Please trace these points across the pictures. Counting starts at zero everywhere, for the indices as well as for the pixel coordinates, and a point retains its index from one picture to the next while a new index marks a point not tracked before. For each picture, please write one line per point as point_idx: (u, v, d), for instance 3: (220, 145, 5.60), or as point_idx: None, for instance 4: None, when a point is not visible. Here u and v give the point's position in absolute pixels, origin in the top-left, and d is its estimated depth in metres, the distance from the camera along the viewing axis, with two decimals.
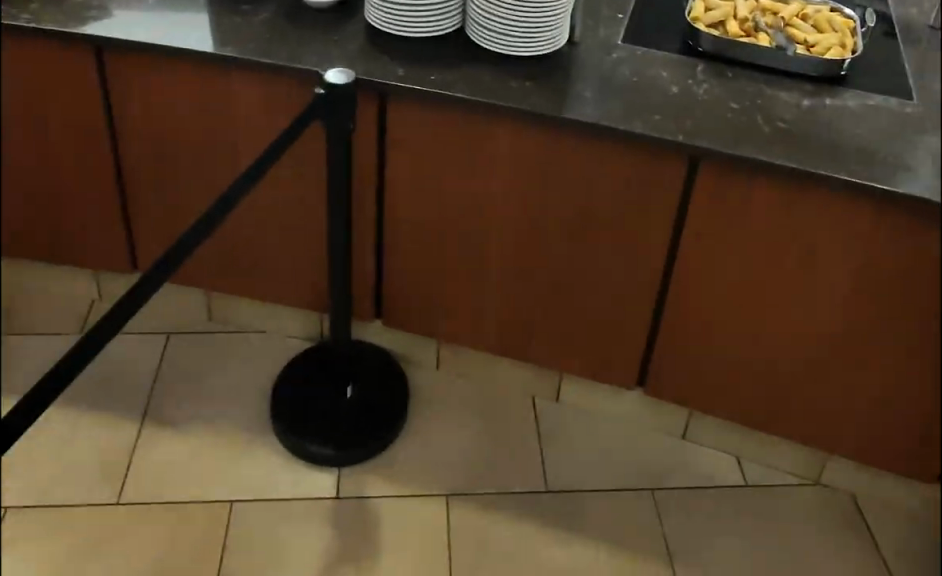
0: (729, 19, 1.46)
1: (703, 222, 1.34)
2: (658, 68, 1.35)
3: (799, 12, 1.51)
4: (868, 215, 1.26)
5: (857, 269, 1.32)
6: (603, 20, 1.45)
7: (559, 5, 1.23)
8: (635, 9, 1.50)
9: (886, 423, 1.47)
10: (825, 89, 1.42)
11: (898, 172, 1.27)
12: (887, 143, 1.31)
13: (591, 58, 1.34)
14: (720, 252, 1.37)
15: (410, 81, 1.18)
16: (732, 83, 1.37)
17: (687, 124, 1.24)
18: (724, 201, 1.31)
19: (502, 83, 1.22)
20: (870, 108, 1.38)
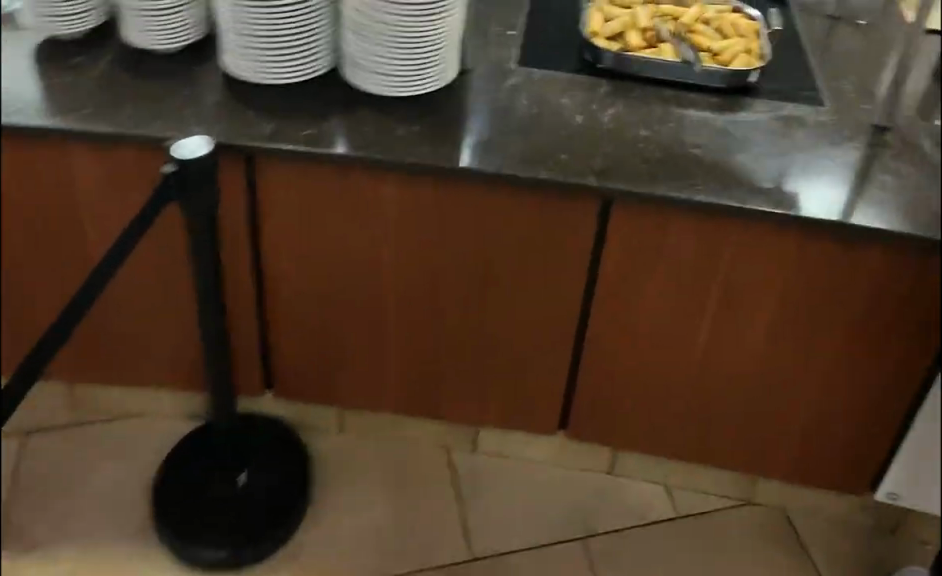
0: (628, 29, 1.33)
1: (616, 264, 1.24)
2: (558, 94, 1.22)
3: (701, 15, 1.39)
4: (793, 238, 1.20)
5: (785, 290, 1.26)
6: (494, 40, 1.31)
7: (444, 35, 1.09)
8: (526, 23, 1.37)
9: (817, 433, 1.44)
10: (733, 101, 1.32)
11: (819, 193, 1.20)
12: (804, 160, 1.25)
13: (485, 88, 1.20)
14: (635, 293, 1.27)
15: (278, 138, 1.03)
16: (639, 105, 1.26)
17: (596, 164, 1.13)
18: (638, 241, 1.21)
19: (385, 131, 1.08)
20: (781, 121, 1.31)
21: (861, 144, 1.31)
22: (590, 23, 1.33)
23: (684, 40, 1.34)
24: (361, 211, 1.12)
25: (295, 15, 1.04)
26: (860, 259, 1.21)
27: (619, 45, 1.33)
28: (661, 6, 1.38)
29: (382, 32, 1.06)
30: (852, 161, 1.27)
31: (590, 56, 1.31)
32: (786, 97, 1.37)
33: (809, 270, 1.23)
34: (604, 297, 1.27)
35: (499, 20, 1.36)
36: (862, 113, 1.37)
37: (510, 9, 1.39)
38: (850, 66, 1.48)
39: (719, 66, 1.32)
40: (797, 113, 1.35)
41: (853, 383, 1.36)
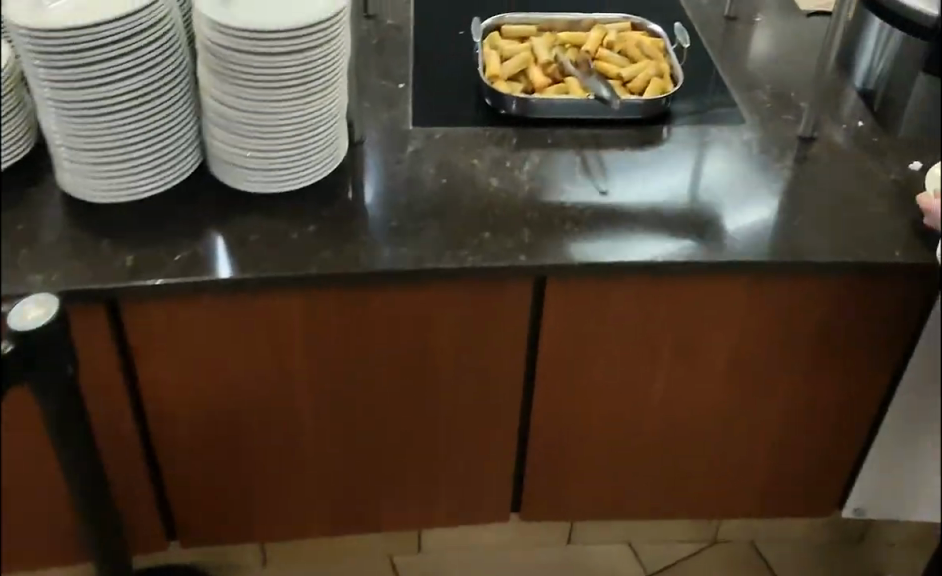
0: (529, 67, 1.18)
1: (556, 342, 1.10)
2: (467, 156, 1.07)
3: (603, 38, 1.25)
4: (744, 283, 1.09)
5: (736, 334, 1.15)
6: (382, 98, 1.14)
7: (331, 112, 0.91)
8: (415, 72, 1.21)
9: (782, 463, 1.36)
10: (652, 133, 1.19)
11: (766, 230, 1.09)
12: (741, 194, 1.13)
13: (382, 160, 1.03)
14: (581, 362, 1.14)
15: (144, 272, 0.84)
16: (556, 153, 1.12)
17: (526, 237, 0.98)
18: (579, 314, 1.07)
19: (274, 239, 0.90)
20: (707, 149, 1.19)
21: (792, 160, 1.21)
22: (487, 64, 1.17)
23: (591, 72, 1.20)
24: (259, 334, 0.94)
25: (142, 119, 0.84)
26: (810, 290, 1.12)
27: (521, 86, 1.18)
28: (561, 35, 1.24)
29: (255, 122, 0.88)
30: (787, 183, 1.17)
31: (493, 101, 1.15)
32: (706, 115, 1.26)
33: (760, 312, 1.13)
34: (547, 373, 1.13)
35: (384, 73, 1.20)
36: (785, 123, 1.27)
37: (394, 58, 1.23)
38: (762, 69, 1.38)
39: (633, 94, 1.19)
40: (722, 133, 1.23)
41: (811, 410, 1.28)
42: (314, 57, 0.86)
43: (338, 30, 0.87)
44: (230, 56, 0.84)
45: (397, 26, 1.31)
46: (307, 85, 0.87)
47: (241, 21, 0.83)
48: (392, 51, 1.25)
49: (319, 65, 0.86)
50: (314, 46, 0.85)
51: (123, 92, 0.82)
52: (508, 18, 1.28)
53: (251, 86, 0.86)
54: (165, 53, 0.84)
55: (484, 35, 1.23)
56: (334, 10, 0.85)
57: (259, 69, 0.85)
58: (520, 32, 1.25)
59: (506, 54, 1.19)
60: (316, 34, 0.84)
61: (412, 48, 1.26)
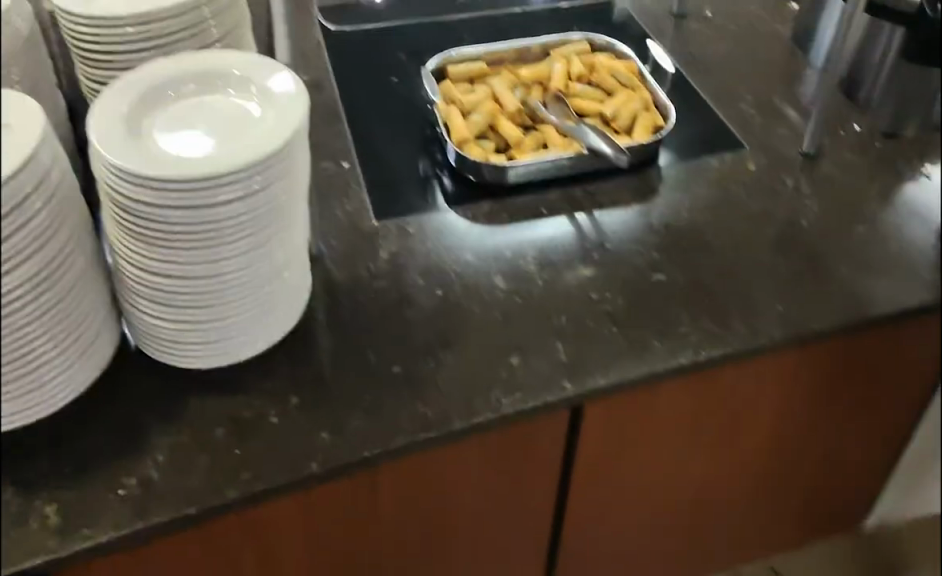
0: (498, 120, 0.97)
1: (600, 471, 0.86)
2: (455, 254, 0.85)
3: (569, 70, 1.04)
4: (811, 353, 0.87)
5: (796, 412, 0.94)
6: (327, 190, 0.91)
7: (294, 254, 0.68)
8: (356, 143, 0.97)
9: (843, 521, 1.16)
10: (653, 173, 0.98)
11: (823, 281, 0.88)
12: (777, 236, 0.93)
13: (353, 281, 0.81)
14: (628, 485, 0.91)
15: (82, 531, 0.60)
16: (556, 223, 0.90)
17: (563, 356, 0.76)
18: (626, 436, 0.84)
19: (248, 431, 0.67)
20: (718, 181, 0.99)
21: (808, 184, 1.00)
22: (450, 126, 0.95)
23: (568, 115, 0.99)
24: (245, 555, 0.69)
25: (43, 313, 0.60)
26: (887, 339, 0.91)
27: (493, 145, 0.96)
28: (522, 74, 1.03)
29: (195, 293, 0.64)
30: (825, 209, 0.97)
31: (465, 169, 0.93)
32: (701, 138, 1.04)
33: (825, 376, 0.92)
34: (590, 504, 0.90)
35: (318, 151, 0.96)
36: (782, 140, 1.06)
37: (324, 128, 0.99)
38: (736, 70, 1.18)
39: (623, 135, 0.98)
40: (728, 162, 1.01)
41: (868, 465, 1.08)
42: (269, 198, 0.62)
43: (294, 155, 0.64)
44: (152, 213, 0.59)
45: (316, 82, 1.07)
46: (261, 236, 0.63)
47: (160, 163, 0.59)
48: (321, 118, 1.01)
49: (276, 210, 0.63)
50: (268, 185, 0.62)
51: (2, 289, 0.57)
52: (454, 57, 1.06)
53: (184, 249, 0.61)
54: (61, 218, 0.60)
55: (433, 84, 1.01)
56: (289, 132, 0.62)
57: (195, 224, 0.60)
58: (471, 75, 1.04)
59: (467, 107, 0.97)
60: (269, 171, 0.61)
61: (344, 111, 1.02)
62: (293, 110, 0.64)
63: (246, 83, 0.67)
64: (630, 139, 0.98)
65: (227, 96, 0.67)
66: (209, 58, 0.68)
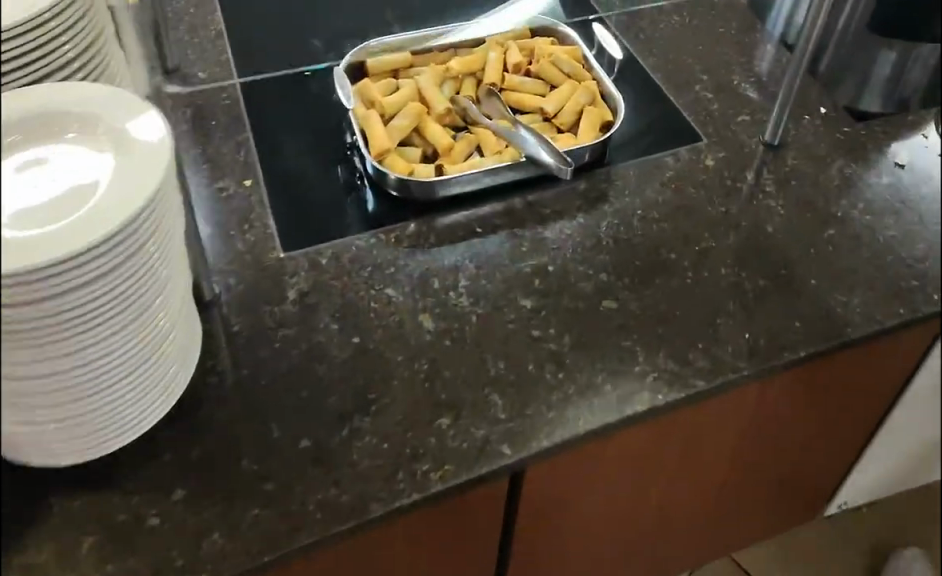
0: (424, 124, 0.85)
1: (559, 527, 0.76)
2: (375, 290, 0.74)
3: (504, 59, 0.91)
4: (795, 383, 0.76)
5: (782, 443, 0.83)
6: (231, 216, 0.80)
7: (168, 320, 0.58)
8: (262, 159, 0.86)
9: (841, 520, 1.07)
10: (605, 174, 0.87)
11: (799, 295, 0.76)
12: (749, 242, 0.81)
13: (254, 331, 0.70)
14: (596, 537, 0.81)
15: None
16: (492, 243, 0.79)
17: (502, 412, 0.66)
18: (586, 488, 0.73)
19: (123, 540, 0.57)
20: (678, 180, 0.86)
21: (771, 184, 0.86)
22: (368, 133, 0.83)
23: (504, 112, 0.87)
24: None
25: None
26: (880, 356, 0.79)
27: (420, 152, 0.84)
28: (451, 65, 0.90)
29: (67, 390, 0.53)
30: (787, 214, 0.84)
31: (388, 183, 0.81)
32: (654, 128, 0.92)
33: (824, 394, 0.79)
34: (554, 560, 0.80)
35: (218, 169, 0.84)
36: (740, 129, 0.93)
37: (225, 142, 0.87)
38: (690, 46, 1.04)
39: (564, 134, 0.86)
40: (683, 163, 0.88)
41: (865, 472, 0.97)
42: (128, 271, 0.52)
43: (157, 215, 0.54)
44: None
45: (216, 83, 0.94)
46: (131, 313, 0.54)
47: None
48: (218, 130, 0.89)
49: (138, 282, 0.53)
50: (130, 256, 0.52)
51: None
52: (373, 48, 0.94)
53: (49, 342, 0.51)
54: None
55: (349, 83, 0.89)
56: (147, 192, 0.53)
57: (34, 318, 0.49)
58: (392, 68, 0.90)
59: (388, 109, 0.85)
60: (133, 237, 0.52)
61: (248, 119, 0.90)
62: (151, 160, 0.55)
63: (90, 124, 0.57)
64: (573, 137, 0.86)
65: (67, 142, 0.56)
66: (40, 95, 0.57)
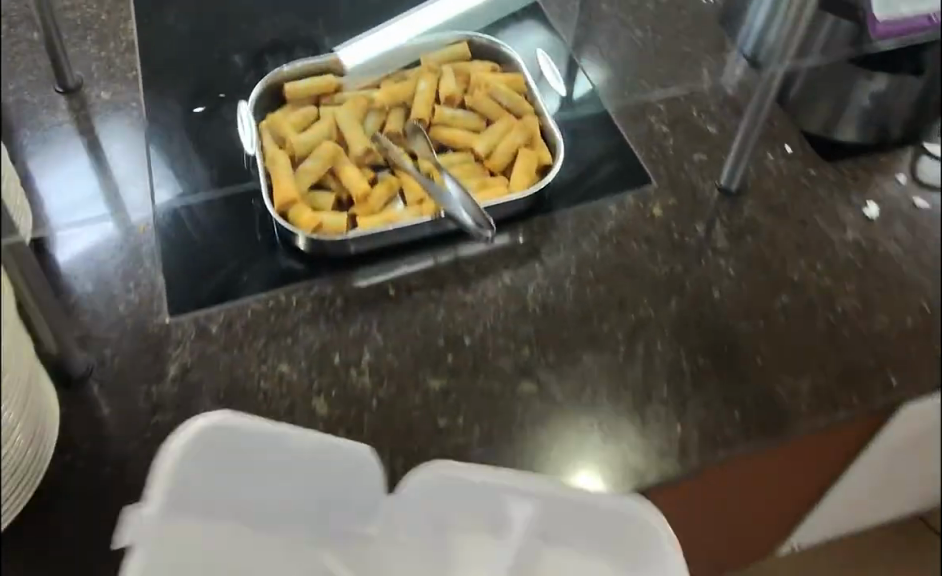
0: (339, 166, 0.76)
1: None
2: (268, 368, 0.67)
3: (436, 88, 0.82)
4: (740, 477, 0.68)
5: (736, 520, 0.76)
6: (122, 270, 0.74)
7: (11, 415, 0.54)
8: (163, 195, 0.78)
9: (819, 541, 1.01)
10: (543, 219, 0.77)
11: (746, 380, 0.67)
12: (700, 307, 0.70)
13: (127, 417, 0.65)
14: None
15: None
16: (403, 308, 0.71)
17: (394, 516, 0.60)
18: None
19: None
20: (626, 231, 0.75)
21: (723, 239, 0.75)
22: (273, 179, 0.74)
23: (430, 153, 0.78)
24: None
25: None
26: (843, 439, 0.70)
27: (333, 199, 0.76)
28: (374, 95, 0.81)
29: None
30: (737, 273, 0.73)
31: (294, 237, 0.73)
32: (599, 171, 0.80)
33: (780, 479, 0.72)
34: None
35: (114, 205, 0.77)
36: (694, 170, 0.81)
37: (127, 168, 0.79)
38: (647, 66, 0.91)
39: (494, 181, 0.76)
40: (627, 217, 0.77)
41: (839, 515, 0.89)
42: None
43: None
44: None
45: (124, 105, 0.87)
46: None
47: None
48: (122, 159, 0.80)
49: None
50: None
51: None
52: (285, 73, 0.85)
53: None
54: None
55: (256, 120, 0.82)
56: None
57: None
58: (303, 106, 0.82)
59: (298, 150, 0.77)
60: None
61: (155, 143, 0.82)
62: None
63: None
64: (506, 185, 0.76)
65: None
66: None
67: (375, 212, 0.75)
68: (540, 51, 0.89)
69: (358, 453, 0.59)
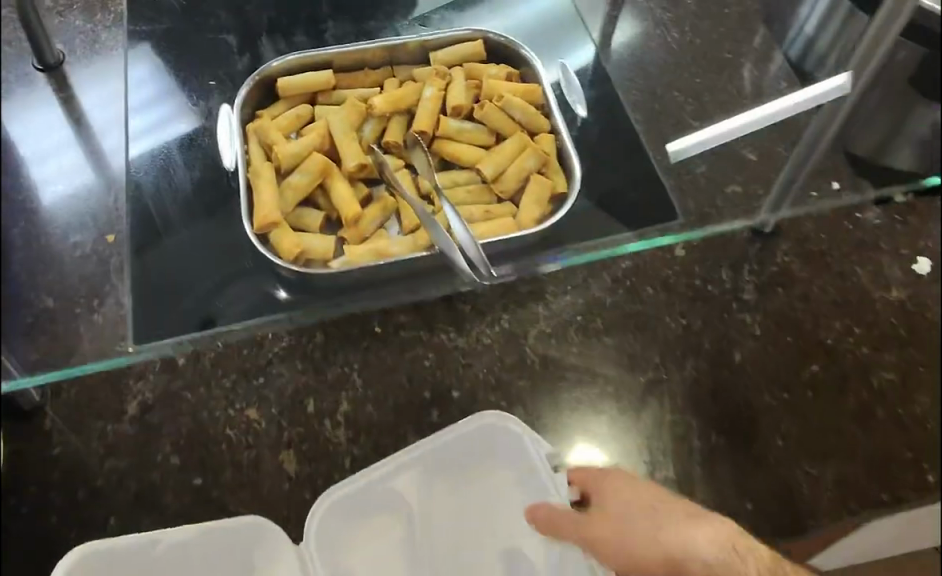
0: (330, 183, 0.70)
1: None
2: (234, 411, 0.61)
3: (443, 96, 0.74)
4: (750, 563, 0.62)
5: None
6: (94, 284, 0.71)
7: None
8: (140, 147, 0.73)
9: None
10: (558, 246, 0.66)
11: (763, 464, 0.60)
12: (717, 371, 0.63)
13: (78, 461, 0.60)
14: None
15: None
16: (387, 353, 0.64)
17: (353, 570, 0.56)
18: None
19: None
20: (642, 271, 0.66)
21: (752, 290, 0.66)
22: (257, 199, 0.67)
23: (431, 173, 0.70)
24: None
25: None
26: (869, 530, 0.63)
27: (321, 218, 0.69)
28: (374, 101, 0.73)
29: None
30: (763, 333, 0.65)
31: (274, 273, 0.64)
32: (617, 196, 0.67)
33: None
34: None
35: (97, 159, 0.77)
36: (727, 206, 0.69)
37: (104, 122, 0.79)
38: (678, 71, 0.79)
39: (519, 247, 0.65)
40: (644, 257, 0.67)
41: None
42: None
43: None
44: None
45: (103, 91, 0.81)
46: None
47: None
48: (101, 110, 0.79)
49: None
50: None
51: None
52: (278, 67, 0.78)
53: None
54: None
55: (241, 122, 0.75)
56: None
57: None
58: (295, 112, 0.75)
59: (285, 161, 0.70)
60: None
61: (136, 88, 0.77)
62: None
63: None
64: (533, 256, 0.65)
65: None
66: None
67: (365, 237, 0.68)
68: (562, 64, 0.78)
69: (248, 523, 0.55)
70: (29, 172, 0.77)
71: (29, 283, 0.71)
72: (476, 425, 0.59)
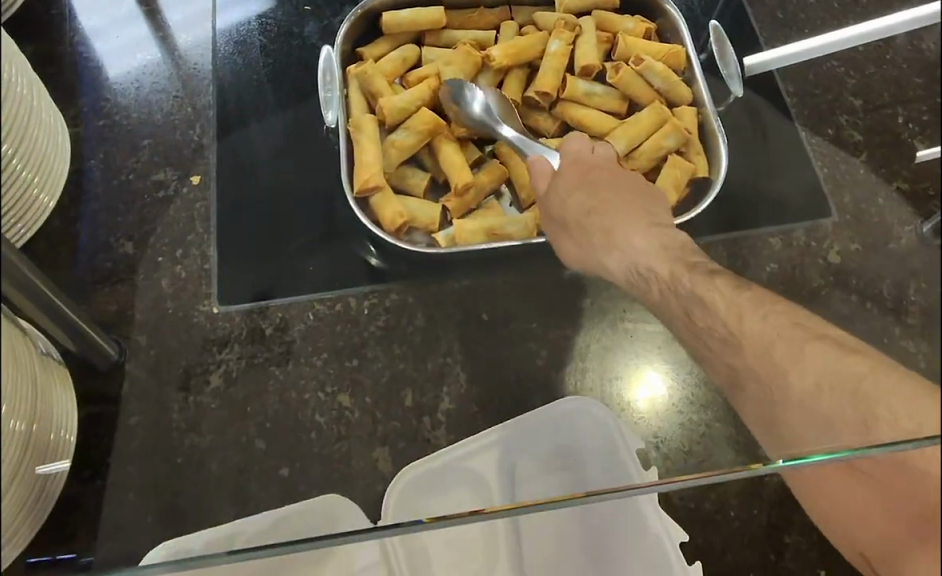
0: (437, 143, 0.63)
1: None
2: (327, 391, 0.58)
3: (571, 50, 0.67)
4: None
5: None
6: (177, 234, 0.64)
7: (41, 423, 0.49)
8: (219, 28, 0.72)
9: None
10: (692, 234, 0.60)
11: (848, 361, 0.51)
12: None
13: (156, 432, 0.56)
14: None
15: None
16: (493, 341, 0.59)
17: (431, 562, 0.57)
18: None
19: None
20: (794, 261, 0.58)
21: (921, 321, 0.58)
22: (360, 159, 0.62)
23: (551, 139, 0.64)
24: None
25: None
26: None
27: (426, 181, 0.63)
28: (492, 52, 0.65)
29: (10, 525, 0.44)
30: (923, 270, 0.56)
31: (368, 250, 0.62)
32: (749, 194, 0.62)
33: None
34: None
35: (180, 75, 0.70)
36: None
37: None
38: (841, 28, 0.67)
39: (703, 339, 0.49)
40: (791, 259, 0.58)
41: None
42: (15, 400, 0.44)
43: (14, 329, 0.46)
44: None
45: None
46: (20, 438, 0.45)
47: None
48: (179, 7, 0.73)
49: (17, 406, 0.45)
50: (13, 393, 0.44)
51: None
52: None
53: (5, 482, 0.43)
54: None
55: (341, 65, 0.68)
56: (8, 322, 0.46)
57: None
58: (401, 54, 0.68)
59: (390, 115, 0.63)
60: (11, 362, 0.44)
61: None
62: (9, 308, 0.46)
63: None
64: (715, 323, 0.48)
65: None
66: None
67: (470, 209, 0.62)
68: (715, 25, 0.70)
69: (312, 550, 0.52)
70: (104, 65, 0.70)
71: (105, 229, 0.63)
72: (552, 411, 0.57)
